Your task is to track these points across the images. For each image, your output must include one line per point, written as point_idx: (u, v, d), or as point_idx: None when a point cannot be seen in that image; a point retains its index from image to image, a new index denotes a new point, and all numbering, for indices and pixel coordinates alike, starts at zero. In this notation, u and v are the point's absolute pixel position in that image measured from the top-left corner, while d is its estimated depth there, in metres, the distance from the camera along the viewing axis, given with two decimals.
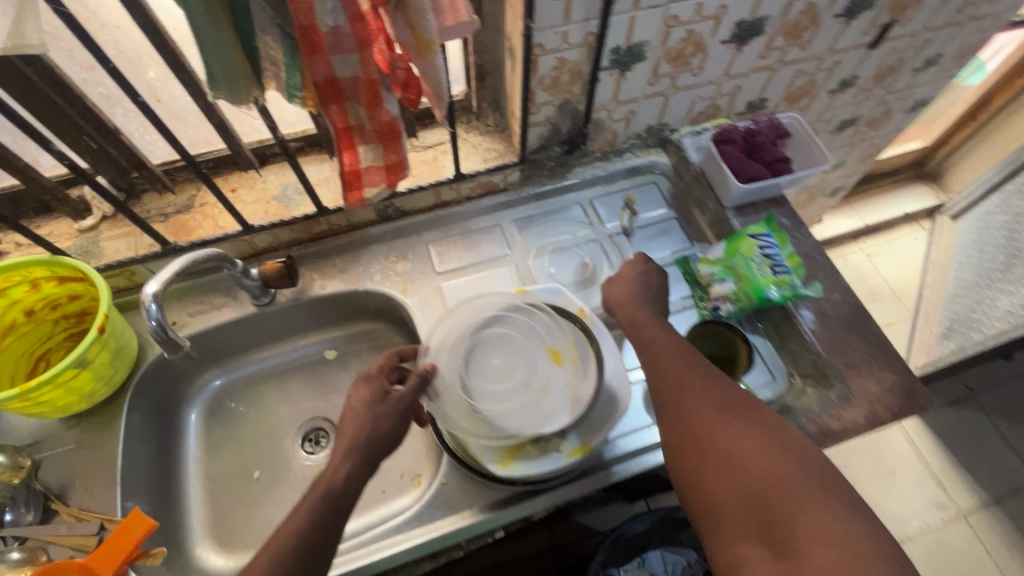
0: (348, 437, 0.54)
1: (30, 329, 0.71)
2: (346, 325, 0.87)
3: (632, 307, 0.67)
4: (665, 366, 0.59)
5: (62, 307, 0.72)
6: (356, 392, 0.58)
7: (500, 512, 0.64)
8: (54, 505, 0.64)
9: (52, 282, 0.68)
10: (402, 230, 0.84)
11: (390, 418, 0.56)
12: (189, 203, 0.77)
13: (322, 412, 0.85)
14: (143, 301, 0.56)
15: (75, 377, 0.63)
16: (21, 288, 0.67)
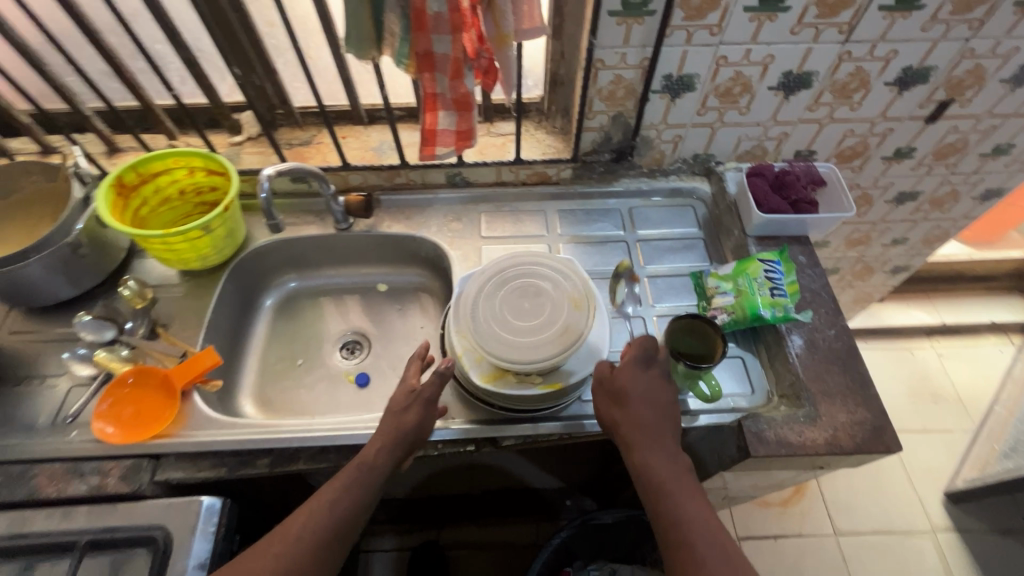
0: (381, 430, 0.69)
1: (179, 205, 0.94)
2: (401, 267, 1.04)
3: (604, 398, 0.69)
4: (646, 459, 0.64)
5: (203, 195, 0.95)
6: (394, 391, 0.72)
7: (476, 425, 0.76)
8: (158, 329, 0.85)
9: (202, 173, 0.91)
10: (463, 197, 1.01)
11: (415, 413, 0.68)
12: (309, 140, 0.99)
13: (363, 330, 1.01)
14: (261, 179, 0.82)
15: (198, 239, 0.84)
16: (183, 172, 0.91)
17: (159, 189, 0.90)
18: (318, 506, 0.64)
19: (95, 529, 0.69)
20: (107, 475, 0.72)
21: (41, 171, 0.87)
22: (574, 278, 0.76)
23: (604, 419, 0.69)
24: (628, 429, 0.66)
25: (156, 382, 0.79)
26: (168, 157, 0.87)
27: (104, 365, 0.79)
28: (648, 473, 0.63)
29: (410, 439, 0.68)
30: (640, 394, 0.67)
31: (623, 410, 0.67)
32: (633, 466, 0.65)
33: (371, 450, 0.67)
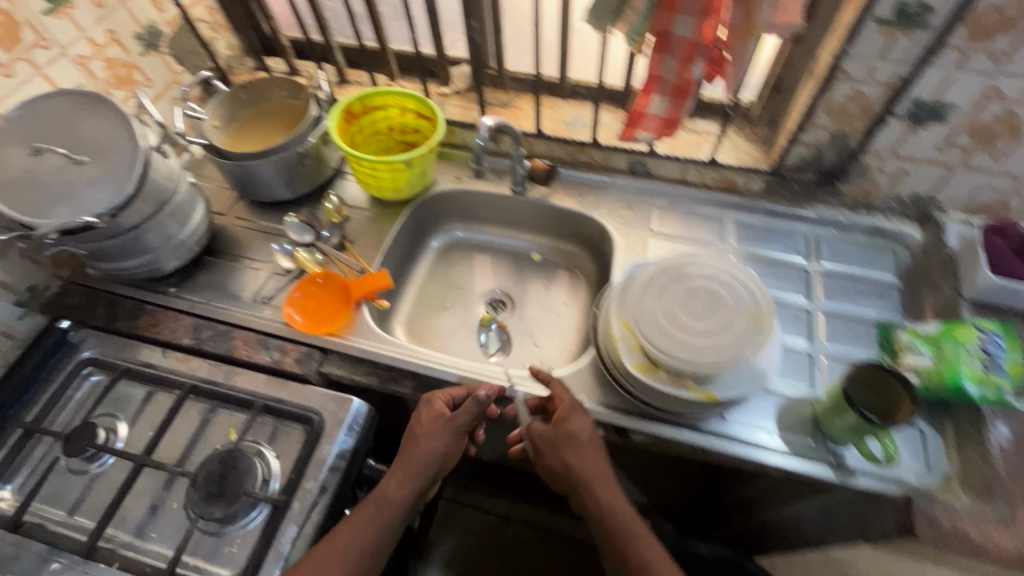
0: (406, 462, 0.73)
1: (383, 141, 1.04)
2: (558, 242, 1.06)
3: (558, 450, 0.72)
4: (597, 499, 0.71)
5: (405, 135, 1.04)
6: (422, 412, 0.75)
7: (610, 413, 0.76)
8: (347, 243, 0.95)
9: (411, 115, 1.00)
10: (640, 187, 0.99)
11: (443, 441, 0.74)
12: (508, 102, 1.03)
13: (510, 292, 1.05)
14: (481, 127, 0.86)
15: (400, 171, 0.92)
16: (396, 111, 1.00)
17: (373, 123, 1.00)
18: (357, 530, 0.68)
19: (270, 397, 0.79)
20: (287, 354, 0.82)
21: (287, 87, 1.02)
22: (754, 289, 0.72)
23: (553, 462, 0.73)
24: (585, 473, 0.71)
25: (337, 288, 0.89)
26: (388, 94, 0.96)
27: (302, 263, 0.90)
28: (608, 514, 0.71)
29: (431, 468, 0.74)
30: (589, 437, 0.73)
31: (577, 455, 0.72)
32: (591, 507, 0.71)
33: (395, 481, 0.72)
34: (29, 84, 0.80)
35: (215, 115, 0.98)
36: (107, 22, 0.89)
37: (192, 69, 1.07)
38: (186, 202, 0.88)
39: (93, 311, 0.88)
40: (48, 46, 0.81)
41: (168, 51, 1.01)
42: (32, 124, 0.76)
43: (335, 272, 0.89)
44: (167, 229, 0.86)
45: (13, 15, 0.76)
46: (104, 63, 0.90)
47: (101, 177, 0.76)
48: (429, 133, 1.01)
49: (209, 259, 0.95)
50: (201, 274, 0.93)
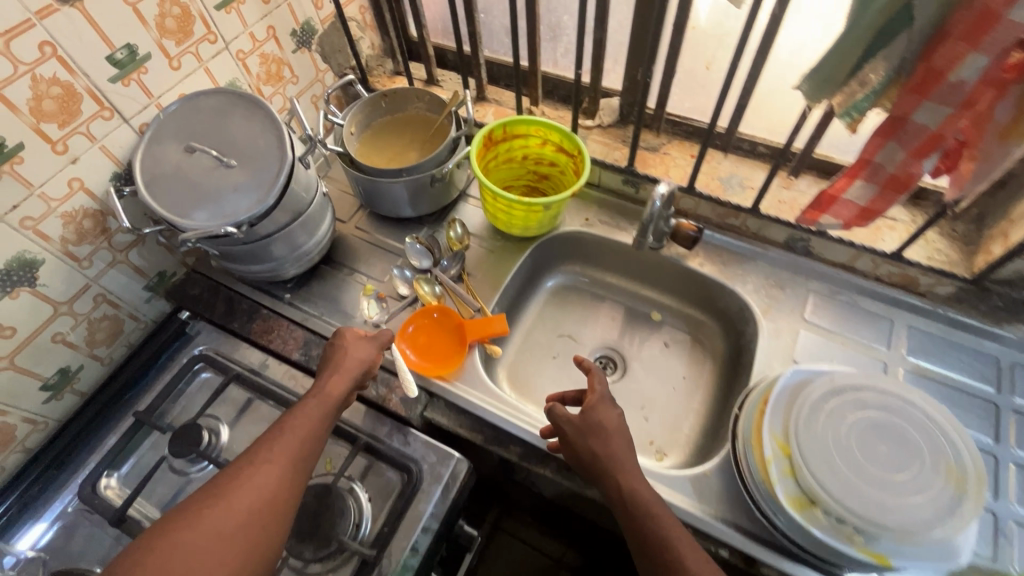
0: (330, 374, 0.72)
1: (517, 169, 0.98)
2: (684, 305, 0.96)
3: (581, 441, 0.65)
4: (629, 491, 0.61)
5: (540, 166, 0.97)
6: (340, 337, 0.77)
7: (743, 539, 0.66)
8: (464, 276, 0.90)
9: (552, 147, 0.92)
10: (796, 265, 0.87)
11: (368, 351, 0.75)
12: (657, 147, 0.94)
13: (622, 351, 0.96)
14: (653, 196, 0.77)
15: (536, 213, 0.85)
16: (537, 141, 0.93)
17: (510, 151, 0.94)
18: (274, 440, 0.64)
19: (372, 435, 0.76)
20: (393, 391, 0.78)
21: (428, 100, 0.98)
22: (954, 443, 0.61)
23: (577, 453, 0.65)
24: (606, 459, 0.63)
25: (450, 326, 0.84)
26: (533, 124, 0.89)
27: (419, 294, 0.86)
28: (634, 501, 0.61)
29: (356, 376, 0.73)
30: (617, 429, 0.66)
31: (603, 443, 0.65)
32: (614, 496, 0.62)
33: (324, 388, 0.70)
34: (192, 77, 0.80)
35: (353, 122, 0.95)
36: (270, 18, 0.87)
37: (335, 68, 1.05)
38: (318, 211, 0.86)
39: (212, 307, 0.88)
40: (214, 40, 0.80)
41: (318, 49, 0.99)
42: (189, 120, 0.76)
43: (451, 309, 0.84)
44: (295, 237, 0.84)
45: (189, 8, 0.75)
46: (259, 59, 0.89)
47: (247, 183, 0.74)
48: (567, 170, 0.93)
49: (325, 269, 0.93)
50: (316, 283, 0.91)
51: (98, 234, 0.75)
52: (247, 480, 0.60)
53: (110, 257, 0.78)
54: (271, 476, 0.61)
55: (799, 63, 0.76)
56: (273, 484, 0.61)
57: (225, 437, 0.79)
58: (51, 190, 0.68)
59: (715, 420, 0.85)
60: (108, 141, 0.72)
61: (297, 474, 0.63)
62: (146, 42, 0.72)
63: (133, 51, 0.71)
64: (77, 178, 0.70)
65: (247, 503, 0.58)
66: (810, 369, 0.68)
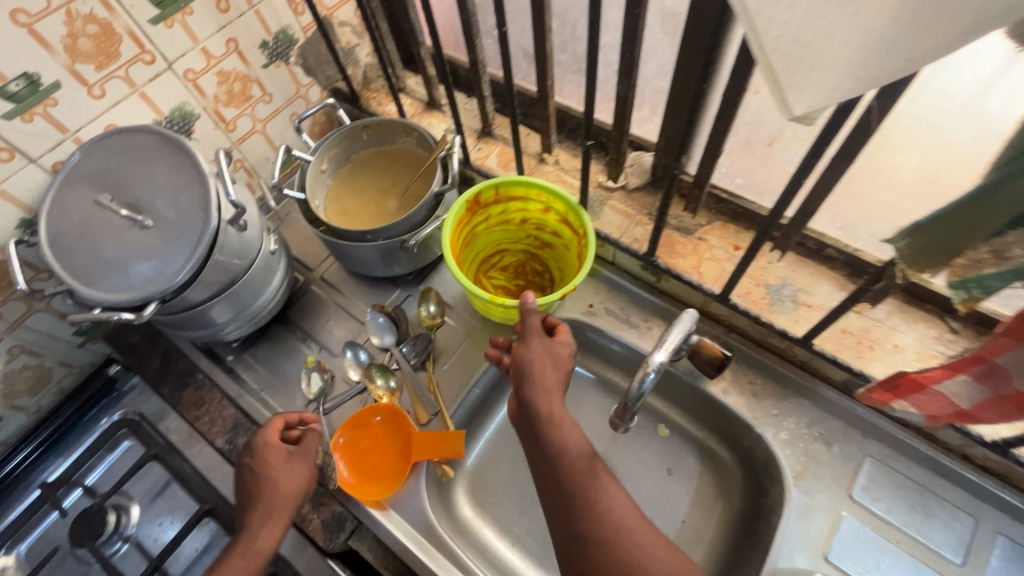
0: (262, 507, 0.58)
1: (509, 230, 0.81)
2: (699, 427, 0.77)
3: (528, 358, 0.61)
4: (558, 415, 0.58)
5: (541, 232, 0.79)
6: (263, 453, 0.61)
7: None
8: (427, 365, 0.75)
9: (556, 216, 0.74)
10: (853, 415, 0.66)
11: (300, 476, 0.61)
12: (692, 229, 0.73)
13: (611, 468, 0.79)
14: (646, 367, 0.55)
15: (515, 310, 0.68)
16: (537, 207, 0.75)
17: (504, 213, 0.77)
18: None
19: (283, 562, 0.64)
20: (316, 509, 0.65)
21: (418, 136, 0.81)
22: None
23: (528, 368, 0.61)
24: (545, 379, 0.60)
25: (399, 435, 0.70)
26: (526, 186, 0.71)
27: (371, 388, 0.72)
28: (559, 422, 0.57)
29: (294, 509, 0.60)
30: (564, 357, 0.62)
31: (550, 367, 0.61)
32: (539, 414, 0.58)
33: (263, 531, 0.57)
34: (123, 104, 0.67)
35: (325, 157, 0.80)
36: (229, 30, 0.72)
37: (323, 81, 0.89)
38: (263, 271, 0.73)
39: (147, 363, 0.77)
40: (150, 60, 0.66)
41: (298, 61, 0.83)
42: (108, 164, 0.63)
43: (401, 413, 0.69)
44: (232, 303, 0.71)
45: (111, 24, 0.61)
46: (217, 78, 0.74)
47: (161, 249, 0.61)
48: (570, 245, 0.75)
49: (277, 328, 0.80)
50: (264, 346, 0.79)
51: (5, 285, 0.65)
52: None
53: (25, 307, 0.69)
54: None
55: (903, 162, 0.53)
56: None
57: (135, 518, 0.70)
58: None
59: None
60: (9, 185, 0.61)
61: None
62: (51, 69, 0.59)
63: (34, 80, 0.58)
64: None
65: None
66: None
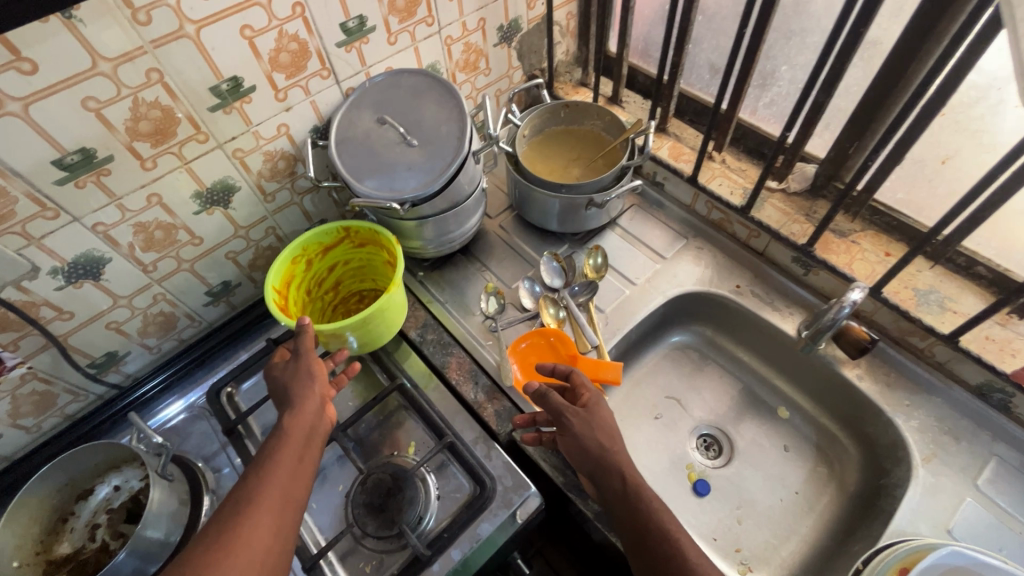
0: (286, 402, 0.63)
1: (319, 305, 0.89)
2: (820, 412, 0.85)
3: (581, 429, 0.64)
4: (633, 480, 0.61)
5: (324, 282, 0.88)
6: (276, 369, 0.67)
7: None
8: (590, 305, 0.87)
9: (319, 257, 0.83)
10: (984, 418, 0.72)
11: (311, 373, 0.65)
12: (847, 232, 0.83)
13: (732, 435, 0.87)
14: (844, 300, 0.72)
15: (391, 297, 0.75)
16: (298, 274, 0.82)
17: (296, 303, 0.83)
18: (260, 473, 0.56)
19: (458, 436, 0.75)
20: (491, 401, 0.78)
21: (609, 122, 0.95)
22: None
23: (583, 445, 0.63)
24: (604, 452, 0.62)
25: (562, 357, 0.81)
26: (288, 285, 0.80)
27: (543, 314, 0.85)
28: (636, 487, 0.60)
29: (315, 398, 0.64)
30: (608, 419, 0.65)
31: (608, 436, 0.64)
32: (615, 486, 0.60)
33: (286, 418, 0.61)
34: (401, 54, 0.84)
35: (528, 125, 0.96)
36: (484, 11, 0.89)
37: (525, 67, 1.06)
38: (471, 206, 0.87)
39: None
40: (430, 24, 0.84)
41: (517, 46, 1.00)
42: (390, 95, 0.81)
43: (568, 337, 0.81)
44: (443, 224, 0.85)
45: None
46: (462, 47, 0.92)
47: (417, 166, 0.77)
48: (351, 243, 0.84)
49: (461, 258, 0.95)
50: (450, 270, 0.94)
51: (286, 175, 0.83)
52: (234, 546, 0.50)
53: (289, 197, 0.86)
54: (266, 521, 0.53)
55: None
56: (269, 540, 0.52)
57: None
58: (263, 130, 0.76)
59: (823, 557, 0.74)
60: (319, 97, 0.79)
61: (297, 497, 0.57)
62: (375, 16, 0.77)
63: (363, 22, 0.76)
64: (285, 124, 0.78)
65: (256, 552, 0.50)
66: (981, 562, 0.57)
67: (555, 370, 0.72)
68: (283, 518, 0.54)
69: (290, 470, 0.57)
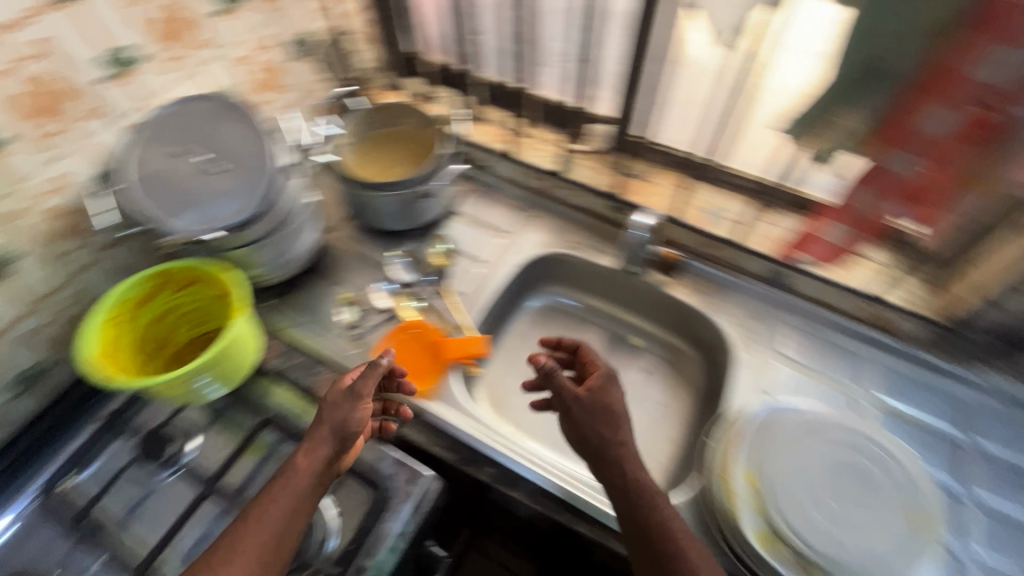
0: (317, 431, 0.62)
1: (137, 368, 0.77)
2: (665, 332, 0.97)
3: (581, 418, 0.63)
4: (634, 476, 0.59)
5: (138, 340, 0.78)
6: (331, 386, 0.66)
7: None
8: (443, 291, 0.90)
9: (130, 310, 0.74)
10: (774, 299, 0.89)
11: (351, 409, 0.64)
12: (645, 175, 0.96)
13: (600, 372, 0.96)
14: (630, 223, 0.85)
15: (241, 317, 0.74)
16: (111, 332, 0.72)
17: (118, 364, 0.72)
18: (258, 516, 0.56)
19: None
20: (369, 405, 0.78)
21: (420, 116, 0.98)
22: (911, 485, 0.64)
23: (584, 432, 0.62)
24: (611, 448, 0.61)
25: (429, 344, 0.85)
26: (106, 353, 0.71)
27: (401, 310, 0.88)
28: (637, 485, 0.59)
29: (338, 434, 0.62)
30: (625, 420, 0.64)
31: (611, 428, 0.62)
32: (615, 482, 0.59)
33: (305, 452, 0.60)
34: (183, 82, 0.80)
35: (350, 131, 0.97)
36: (265, 28, 0.88)
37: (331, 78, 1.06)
38: (302, 220, 0.86)
39: None
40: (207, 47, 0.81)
41: (314, 59, 1.00)
42: (176, 124, 0.76)
43: (432, 324, 0.86)
44: (278, 246, 0.83)
45: (182, 14, 0.75)
46: (253, 67, 0.89)
47: (233, 189, 0.75)
48: (163, 288, 0.77)
49: (310, 278, 0.93)
50: (300, 292, 0.91)
51: (77, 231, 0.75)
52: None
53: (89, 255, 0.78)
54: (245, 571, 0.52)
55: (785, 73, 0.68)
56: None
57: (192, 446, 0.76)
58: (30, 186, 0.67)
59: (690, 448, 0.86)
60: (93, 141, 0.72)
61: (292, 541, 0.56)
62: (136, 45, 0.72)
63: (123, 53, 0.71)
64: (58, 176, 0.70)
65: None
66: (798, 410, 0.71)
67: (562, 343, 0.77)
68: (265, 568, 0.54)
69: (291, 514, 0.57)
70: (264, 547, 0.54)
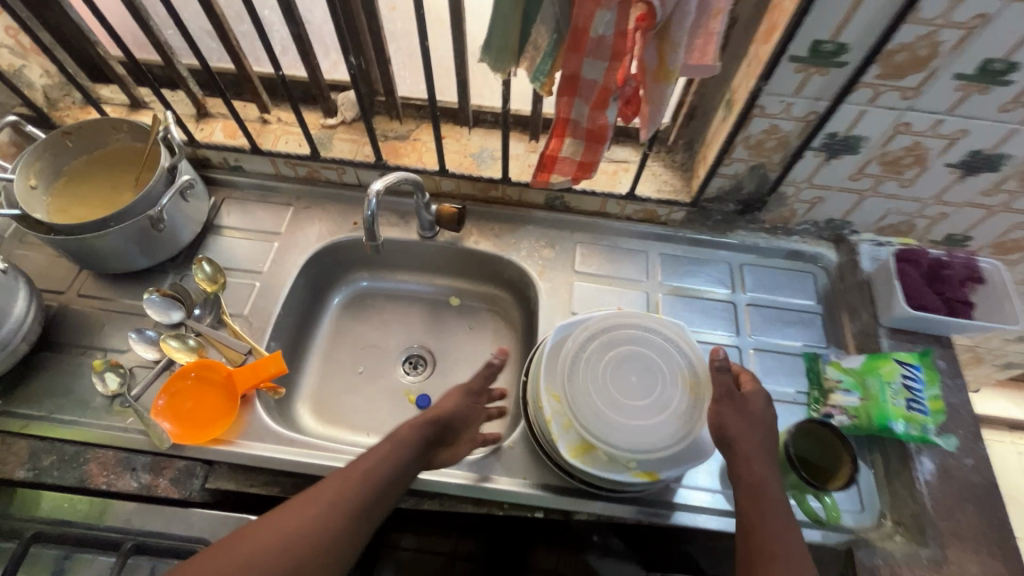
0: (437, 411, 0.66)
1: None
2: (477, 283, 0.97)
3: (743, 447, 0.62)
4: (745, 464, 0.61)
5: None
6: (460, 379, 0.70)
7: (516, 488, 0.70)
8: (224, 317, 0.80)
9: None
10: (560, 222, 0.92)
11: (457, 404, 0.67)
12: (406, 135, 0.91)
13: (426, 343, 0.94)
14: (367, 194, 0.70)
15: None
16: None
17: None
18: (344, 482, 0.56)
19: (142, 532, 0.65)
20: (160, 475, 0.67)
21: (130, 129, 0.83)
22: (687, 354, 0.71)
23: (736, 442, 0.62)
24: (738, 442, 0.62)
25: (217, 380, 0.74)
26: None
27: (172, 354, 0.75)
28: (757, 482, 0.60)
29: (441, 420, 0.65)
30: (759, 415, 0.65)
31: (748, 429, 0.63)
32: (743, 478, 0.60)
33: (409, 424, 0.63)
34: None
35: (31, 172, 0.79)
36: None
37: None
38: None
39: None
40: None
41: None
42: None
43: (211, 359, 0.75)
44: None
45: None
46: None
47: None
48: None
49: (47, 355, 0.76)
50: (36, 377, 0.74)
51: None
52: (267, 543, 0.51)
53: None
54: (324, 529, 0.53)
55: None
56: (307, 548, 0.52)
57: None
58: None
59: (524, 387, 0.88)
60: None
61: (358, 520, 0.55)
62: None
63: None
64: None
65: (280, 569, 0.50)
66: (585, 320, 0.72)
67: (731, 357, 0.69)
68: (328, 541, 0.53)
69: (375, 497, 0.57)
70: (342, 510, 0.55)
